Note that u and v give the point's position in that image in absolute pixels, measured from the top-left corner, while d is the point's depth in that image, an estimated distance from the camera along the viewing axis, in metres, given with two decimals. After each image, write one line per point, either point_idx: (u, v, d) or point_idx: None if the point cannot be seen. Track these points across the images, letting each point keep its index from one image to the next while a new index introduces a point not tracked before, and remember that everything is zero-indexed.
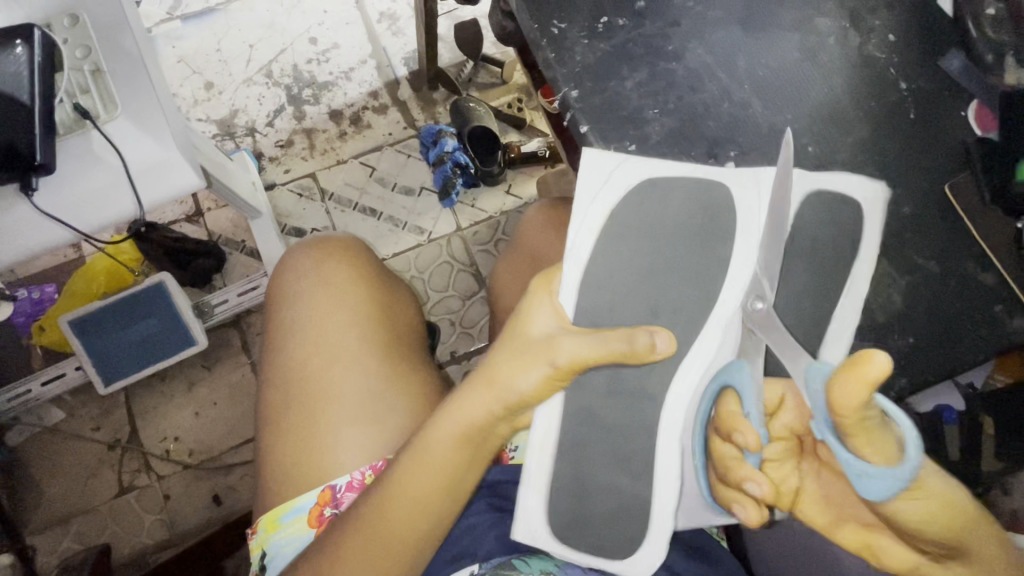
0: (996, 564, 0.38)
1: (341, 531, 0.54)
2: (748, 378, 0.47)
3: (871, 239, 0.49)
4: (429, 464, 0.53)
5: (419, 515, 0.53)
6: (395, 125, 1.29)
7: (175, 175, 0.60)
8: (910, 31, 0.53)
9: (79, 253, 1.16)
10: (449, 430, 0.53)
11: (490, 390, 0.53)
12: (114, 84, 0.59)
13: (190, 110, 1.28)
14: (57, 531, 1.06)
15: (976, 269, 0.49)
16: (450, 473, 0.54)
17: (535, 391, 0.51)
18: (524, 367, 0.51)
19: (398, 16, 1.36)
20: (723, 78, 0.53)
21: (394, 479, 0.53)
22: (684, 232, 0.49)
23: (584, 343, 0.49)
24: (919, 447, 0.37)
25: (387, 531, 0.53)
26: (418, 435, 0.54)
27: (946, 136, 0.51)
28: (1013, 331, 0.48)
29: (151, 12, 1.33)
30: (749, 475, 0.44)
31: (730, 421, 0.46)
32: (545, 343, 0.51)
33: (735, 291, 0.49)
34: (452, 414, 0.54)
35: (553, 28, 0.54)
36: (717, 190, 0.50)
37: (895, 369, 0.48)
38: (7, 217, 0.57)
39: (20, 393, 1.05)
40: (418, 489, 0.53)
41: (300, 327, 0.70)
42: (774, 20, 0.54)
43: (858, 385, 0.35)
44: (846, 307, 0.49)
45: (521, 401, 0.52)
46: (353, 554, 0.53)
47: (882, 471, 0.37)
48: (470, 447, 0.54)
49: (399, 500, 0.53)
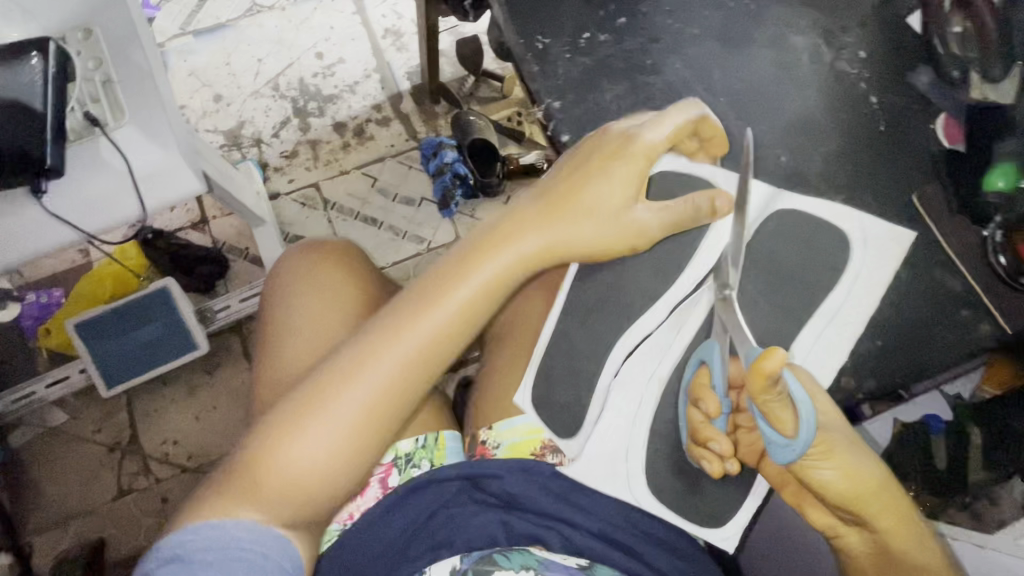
0: (900, 529, 0.48)
1: (276, 417, 0.52)
2: (718, 354, 0.49)
3: (886, 267, 0.49)
4: (379, 353, 0.52)
5: (365, 415, 0.51)
6: (397, 137, 1.32)
7: (179, 180, 0.66)
8: (882, 47, 0.56)
9: (87, 258, 1.19)
10: (404, 328, 0.52)
11: (458, 287, 0.53)
12: (122, 94, 0.62)
13: (198, 121, 1.32)
14: (57, 532, 1.08)
15: (944, 275, 0.51)
16: (408, 376, 0.52)
17: (490, 268, 0.53)
18: (483, 249, 0.54)
19: (402, 32, 1.40)
20: (700, 91, 0.55)
21: (350, 370, 0.51)
22: (647, 247, 0.54)
23: (537, 221, 0.53)
24: (809, 426, 0.43)
25: (330, 423, 0.51)
26: (372, 327, 0.54)
27: (916, 149, 0.53)
28: (982, 336, 0.50)
29: (164, 28, 1.38)
30: (713, 435, 0.48)
31: (696, 390, 0.50)
32: (510, 242, 0.53)
33: (686, 283, 0.53)
34: (422, 315, 0.52)
35: (538, 43, 0.56)
36: (691, 207, 0.50)
37: (865, 372, 0.50)
38: (18, 219, 0.60)
39: (26, 394, 1.08)
40: (366, 393, 0.51)
41: (307, 293, 0.73)
42: (750, 37, 0.57)
43: (756, 376, 0.41)
44: (815, 320, 0.49)
45: (472, 283, 0.53)
46: (287, 441, 0.50)
47: (783, 440, 0.44)
48: (426, 347, 0.52)
49: (348, 392, 0.51)
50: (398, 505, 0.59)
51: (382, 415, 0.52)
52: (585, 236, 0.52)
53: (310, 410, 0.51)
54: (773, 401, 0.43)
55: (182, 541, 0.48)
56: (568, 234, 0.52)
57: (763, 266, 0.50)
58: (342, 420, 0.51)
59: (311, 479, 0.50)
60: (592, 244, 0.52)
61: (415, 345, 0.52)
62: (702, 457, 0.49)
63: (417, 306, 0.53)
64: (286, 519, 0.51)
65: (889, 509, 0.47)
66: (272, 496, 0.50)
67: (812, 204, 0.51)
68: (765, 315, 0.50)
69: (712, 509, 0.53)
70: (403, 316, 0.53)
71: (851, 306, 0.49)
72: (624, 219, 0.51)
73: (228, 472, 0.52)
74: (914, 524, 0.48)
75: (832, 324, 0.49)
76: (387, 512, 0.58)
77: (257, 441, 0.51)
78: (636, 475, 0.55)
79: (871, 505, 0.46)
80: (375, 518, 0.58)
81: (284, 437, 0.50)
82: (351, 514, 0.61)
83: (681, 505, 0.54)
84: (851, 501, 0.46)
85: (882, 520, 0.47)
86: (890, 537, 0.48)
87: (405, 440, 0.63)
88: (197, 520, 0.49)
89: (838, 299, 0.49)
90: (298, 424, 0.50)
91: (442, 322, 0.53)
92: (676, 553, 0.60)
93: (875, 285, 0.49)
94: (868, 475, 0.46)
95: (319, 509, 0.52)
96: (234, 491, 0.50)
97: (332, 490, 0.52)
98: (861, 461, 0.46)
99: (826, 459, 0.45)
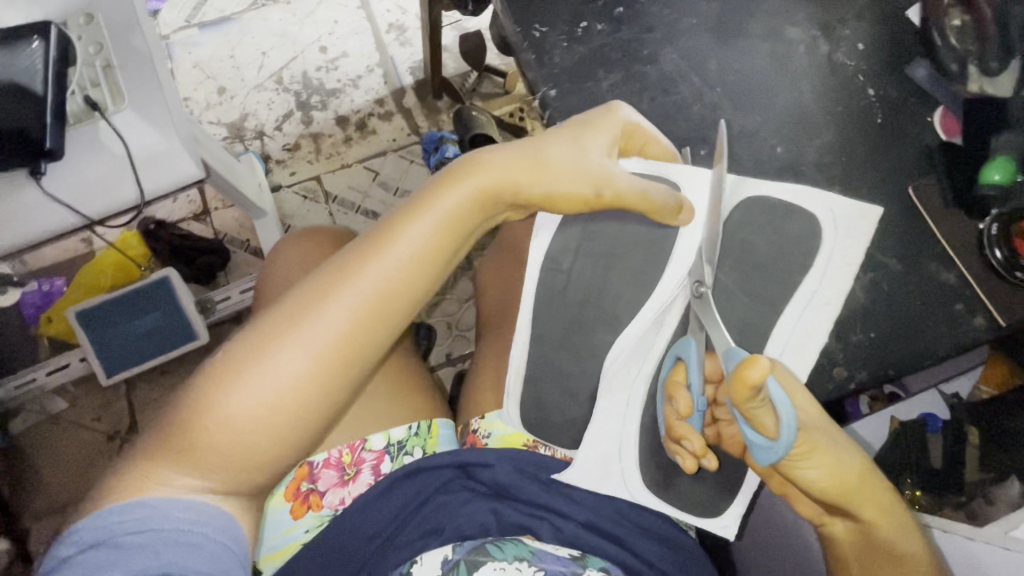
0: (883, 520, 0.46)
1: (207, 375, 0.45)
2: (694, 351, 0.49)
3: (862, 247, 0.48)
4: (325, 301, 0.46)
5: (317, 364, 0.45)
6: (399, 131, 1.33)
7: (172, 164, 0.63)
8: (880, 40, 0.56)
9: (90, 247, 1.20)
10: (355, 275, 0.47)
11: (424, 223, 0.48)
12: (122, 78, 0.63)
13: (202, 113, 1.33)
14: (55, 519, 1.07)
15: (938, 268, 0.51)
16: (369, 320, 0.46)
17: (452, 213, 0.49)
18: (443, 193, 0.49)
19: (406, 26, 1.40)
20: (696, 81, 0.55)
21: (301, 311, 0.46)
22: (637, 242, 0.53)
23: (504, 165, 0.49)
24: (791, 429, 0.41)
25: (274, 370, 0.44)
26: (320, 275, 0.48)
27: (913, 141, 0.53)
28: (975, 330, 0.50)
29: (169, 20, 1.39)
30: (686, 433, 0.48)
31: (670, 388, 0.50)
32: (479, 176, 0.49)
33: (670, 284, 0.52)
34: (383, 254, 0.47)
35: (534, 32, 0.56)
36: (659, 194, 0.49)
37: (857, 364, 0.50)
38: (19, 198, 0.60)
39: (26, 380, 1.09)
40: (309, 345, 0.45)
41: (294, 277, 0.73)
42: (748, 28, 0.57)
43: (741, 384, 0.40)
44: (792, 307, 0.49)
45: (431, 229, 0.48)
46: (216, 399, 0.43)
47: (766, 442, 0.42)
48: (390, 288, 0.47)
49: (295, 336, 0.45)
50: (389, 493, 0.58)
51: (337, 364, 0.46)
52: (552, 178, 0.49)
53: (244, 362, 0.45)
54: (750, 405, 0.41)
55: (106, 524, 0.42)
56: (542, 174, 0.49)
57: (757, 255, 0.50)
58: (289, 368, 0.44)
59: (252, 445, 0.44)
60: (561, 185, 0.49)
61: (368, 293, 0.46)
62: (676, 453, 0.50)
63: (377, 246, 0.48)
64: (229, 487, 0.45)
65: (872, 499, 0.46)
66: (207, 461, 0.43)
67: (788, 192, 0.50)
68: (751, 306, 0.50)
69: (703, 499, 0.54)
70: (359, 254, 0.47)
71: (828, 286, 0.48)
72: (589, 164, 0.49)
73: (155, 437, 0.45)
74: (898, 514, 0.47)
75: (810, 308, 0.49)
76: (374, 501, 0.58)
77: (186, 400, 0.45)
78: (630, 471, 0.55)
79: (856, 496, 0.45)
80: (363, 506, 0.58)
81: (213, 394, 0.44)
82: (342, 501, 0.59)
83: (673, 497, 0.54)
84: (833, 493, 0.45)
85: (866, 510, 0.46)
86: (876, 527, 0.46)
87: (396, 428, 0.62)
88: (121, 498, 0.43)
89: (813, 283, 0.49)
90: (237, 373, 0.44)
91: (408, 261, 0.47)
92: (668, 543, 0.60)
93: (849, 266, 0.48)
94: (850, 467, 0.45)
95: (266, 473, 0.46)
96: (163, 455, 0.44)
97: (280, 453, 0.46)
98: (841, 456, 0.45)
99: (805, 458, 0.44)
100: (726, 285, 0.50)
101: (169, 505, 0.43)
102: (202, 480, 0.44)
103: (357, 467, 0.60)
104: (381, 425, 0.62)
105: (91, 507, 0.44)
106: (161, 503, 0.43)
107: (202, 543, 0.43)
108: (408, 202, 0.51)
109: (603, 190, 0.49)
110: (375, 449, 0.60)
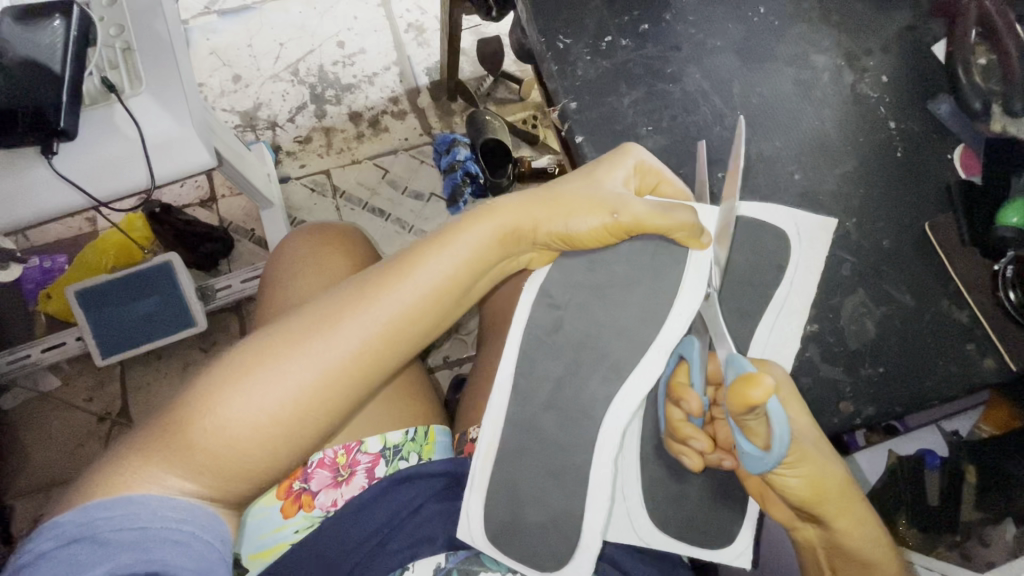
0: (859, 531, 0.45)
1: (215, 372, 0.46)
2: (698, 351, 0.50)
3: (820, 255, 0.51)
4: (341, 319, 0.48)
5: (323, 379, 0.47)
6: (411, 130, 1.32)
7: (187, 151, 0.63)
8: (903, 74, 0.56)
9: (93, 226, 1.20)
10: (375, 296, 0.49)
11: (443, 257, 0.50)
12: (141, 62, 0.62)
13: (216, 100, 1.32)
14: (39, 499, 1.05)
15: (951, 306, 0.51)
16: (379, 343, 0.49)
17: (475, 246, 0.51)
18: (470, 226, 0.52)
19: (425, 27, 1.41)
20: (717, 103, 0.56)
21: (317, 326, 0.48)
22: (650, 262, 0.52)
23: (524, 204, 0.53)
24: (785, 444, 0.41)
25: (281, 379, 0.46)
26: (341, 295, 0.50)
27: (932, 178, 0.54)
28: (984, 371, 0.50)
29: (190, 5, 1.39)
30: (691, 433, 0.48)
31: (678, 389, 0.49)
32: (498, 213, 0.52)
33: (678, 318, 0.50)
34: (399, 281, 0.50)
35: (559, 43, 0.56)
36: (682, 211, 0.50)
37: (865, 399, 0.50)
38: (25, 176, 0.60)
39: (19, 357, 1.07)
40: (319, 360, 0.47)
41: (298, 279, 0.72)
42: (771, 53, 0.57)
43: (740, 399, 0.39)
44: (767, 316, 0.51)
45: (451, 260, 0.51)
46: (220, 400, 0.45)
47: (757, 452, 0.42)
48: (402, 315, 0.49)
49: (309, 349, 0.47)
50: (382, 498, 0.58)
51: (344, 383, 0.48)
52: (570, 214, 0.51)
53: (252, 367, 0.46)
54: (745, 417, 0.41)
55: (90, 520, 0.40)
56: (552, 213, 0.52)
57: (758, 284, 0.51)
58: (295, 380, 0.46)
59: (247, 452, 0.45)
60: (572, 221, 0.51)
61: (383, 317, 0.49)
62: (681, 453, 0.49)
63: (398, 271, 0.50)
64: (216, 497, 0.45)
65: (848, 511, 0.45)
66: (202, 464, 0.44)
67: (759, 209, 0.52)
68: (757, 330, 0.50)
69: (711, 529, 0.54)
70: (379, 281, 0.50)
71: (795, 298, 0.51)
72: (603, 193, 0.51)
73: (151, 434, 0.45)
74: (868, 521, 0.46)
75: (781, 318, 0.51)
76: (364, 507, 0.57)
77: (191, 395, 0.46)
78: (636, 508, 0.55)
79: (829, 506, 0.44)
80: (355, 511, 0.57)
81: (216, 393, 0.45)
82: (335, 502, 0.58)
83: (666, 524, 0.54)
84: (809, 502, 0.44)
85: (841, 520, 0.45)
86: (845, 537, 0.45)
87: (394, 432, 0.61)
88: (108, 494, 0.42)
89: (783, 294, 0.51)
90: (245, 378, 0.45)
91: (422, 289, 0.50)
92: (660, 566, 0.58)
93: (810, 276, 0.51)
94: (831, 477, 0.44)
95: (255, 485, 0.47)
96: (157, 453, 0.44)
97: (270, 467, 0.47)
98: (824, 464, 0.44)
99: (791, 467, 0.43)
100: (732, 314, 0.51)
101: (159, 504, 0.42)
102: (191, 484, 0.44)
103: (351, 470, 0.59)
104: (379, 427, 0.61)
105: (71, 502, 0.42)
106: (150, 500, 0.42)
107: (189, 541, 0.42)
108: (434, 233, 0.53)
109: (620, 215, 0.50)
110: (370, 452, 0.59)
